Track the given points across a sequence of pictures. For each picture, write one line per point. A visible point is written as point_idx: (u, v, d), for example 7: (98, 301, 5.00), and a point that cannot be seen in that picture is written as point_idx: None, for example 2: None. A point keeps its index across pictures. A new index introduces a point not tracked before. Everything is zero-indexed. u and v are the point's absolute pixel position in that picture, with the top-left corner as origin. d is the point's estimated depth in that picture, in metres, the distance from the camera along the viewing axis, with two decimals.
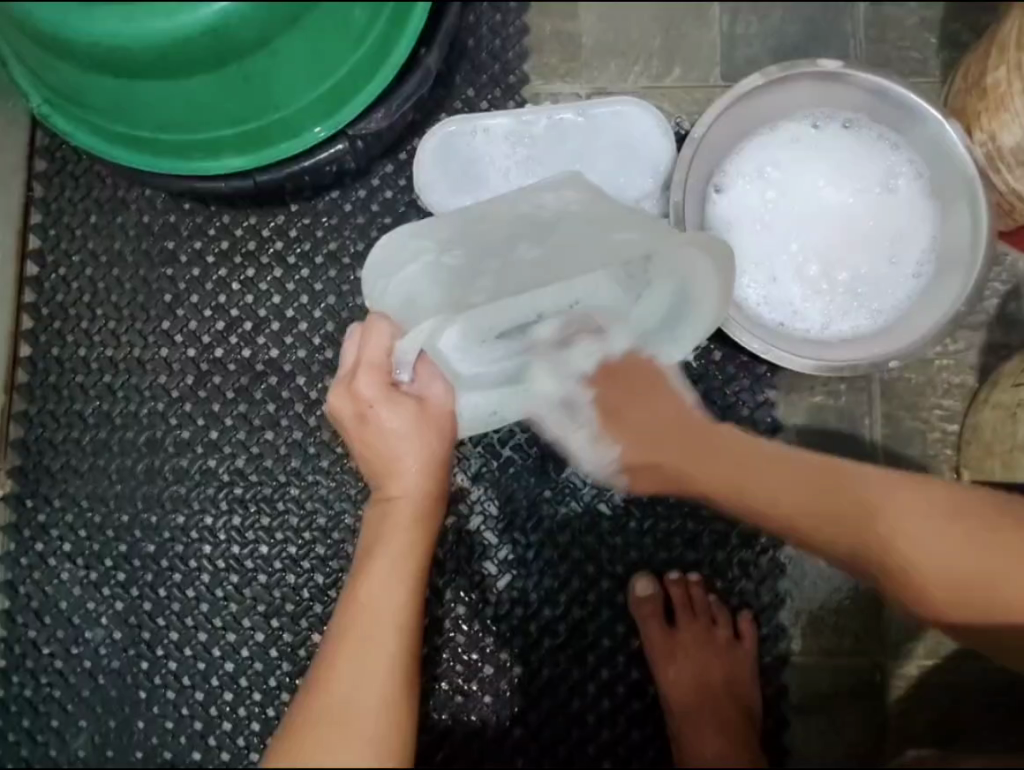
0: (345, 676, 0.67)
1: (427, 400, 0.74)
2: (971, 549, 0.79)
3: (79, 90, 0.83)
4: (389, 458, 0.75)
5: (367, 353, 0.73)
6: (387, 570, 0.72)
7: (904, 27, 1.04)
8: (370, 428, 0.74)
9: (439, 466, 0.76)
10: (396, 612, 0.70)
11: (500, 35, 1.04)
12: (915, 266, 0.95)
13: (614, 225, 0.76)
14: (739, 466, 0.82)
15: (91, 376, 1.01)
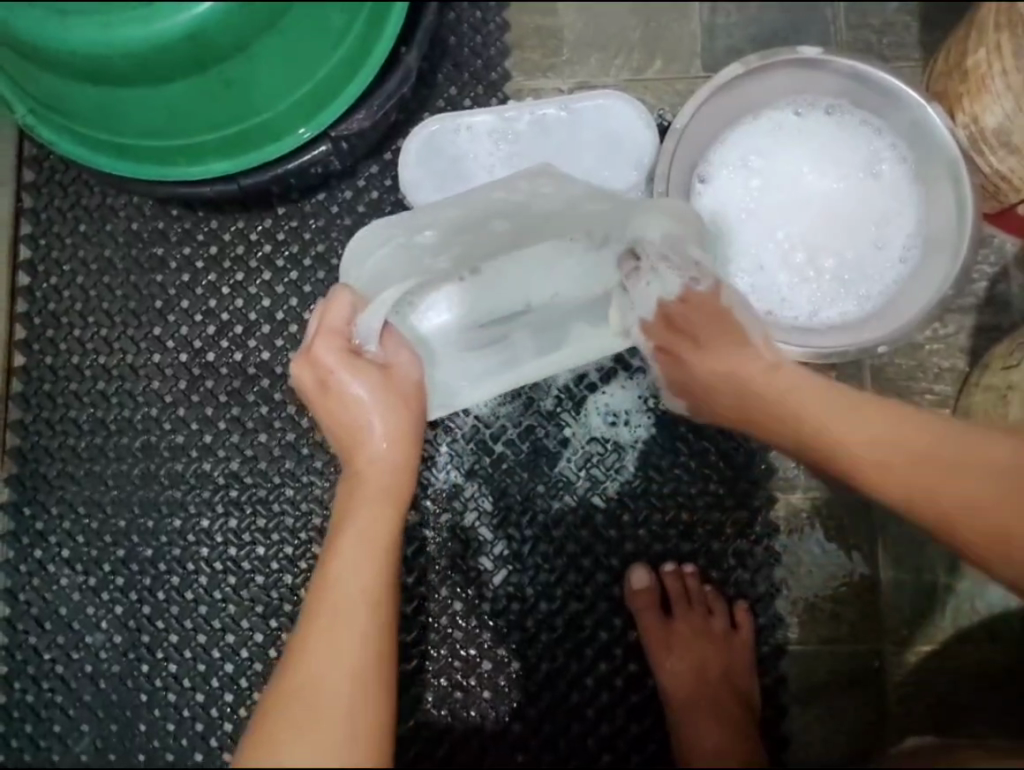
0: (316, 652, 0.65)
1: (390, 367, 0.79)
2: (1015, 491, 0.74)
3: (61, 98, 0.84)
4: (357, 427, 0.77)
5: (329, 323, 0.78)
6: (355, 546, 0.71)
7: (883, 12, 1.04)
8: (336, 398, 0.77)
9: (404, 433, 0.78)
10: (365, 585, 0.69)
11: (481, 33, 1.05)
12: (902, 250, 0.95)
13: (582, 201, 0.83)
14: (805, 404, 0.79)
15: (85, 383, 1.02)
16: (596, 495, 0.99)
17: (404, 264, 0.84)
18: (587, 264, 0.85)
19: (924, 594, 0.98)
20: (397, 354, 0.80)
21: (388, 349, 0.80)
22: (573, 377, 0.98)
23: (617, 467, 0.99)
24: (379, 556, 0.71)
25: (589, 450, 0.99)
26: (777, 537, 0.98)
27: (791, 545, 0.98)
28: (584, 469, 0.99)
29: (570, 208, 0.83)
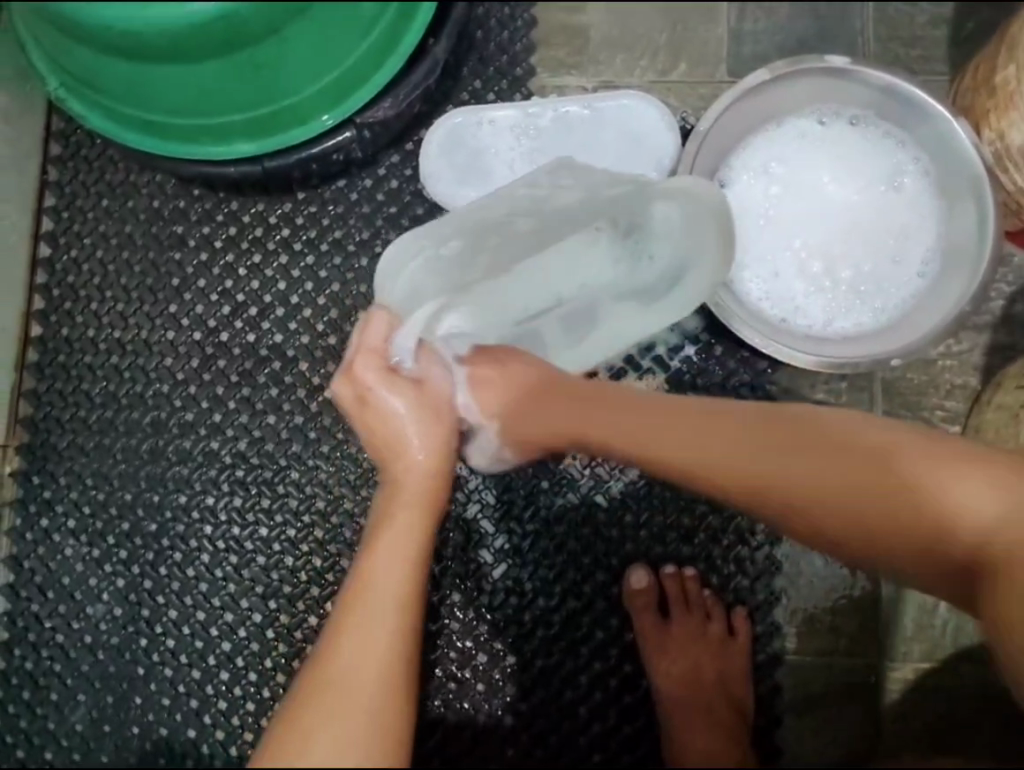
0: (344, 652, 0.66)
1: (427, 383, 0.78)
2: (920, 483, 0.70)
3: (91, 72, 0.85)
4: (395, 440, 0.77)
5: (367, 341, 0.78)
6: (387, 553, 0.72)
7: (913, 24, 1.03)
8: (375, 413, 0.78)
9: (442, 446, 0.78)
10: (397, 587, 0.70)
11: (508, 27, 1.05)
12: (920, 264, 0.95)
13: (604, 189, 0.85)
14: (708, 429, 0.71)
15: (99, 357, 1.03)
16: (599, 494, 0.99)
17: (435, 275, 0.82)
18: (617, 251, 0.82)
19: (925, 612, 0.97)
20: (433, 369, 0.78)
21: (424, 364, 0.78)
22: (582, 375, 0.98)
23: (622, 467, 0.99)
24: (411, 566, 0.72)
25: None
26: (779, 545, 0.98)
27: (793, 554, 0.98)
28: (588, 467, 0.99)
29: (589, 200, 0.84)
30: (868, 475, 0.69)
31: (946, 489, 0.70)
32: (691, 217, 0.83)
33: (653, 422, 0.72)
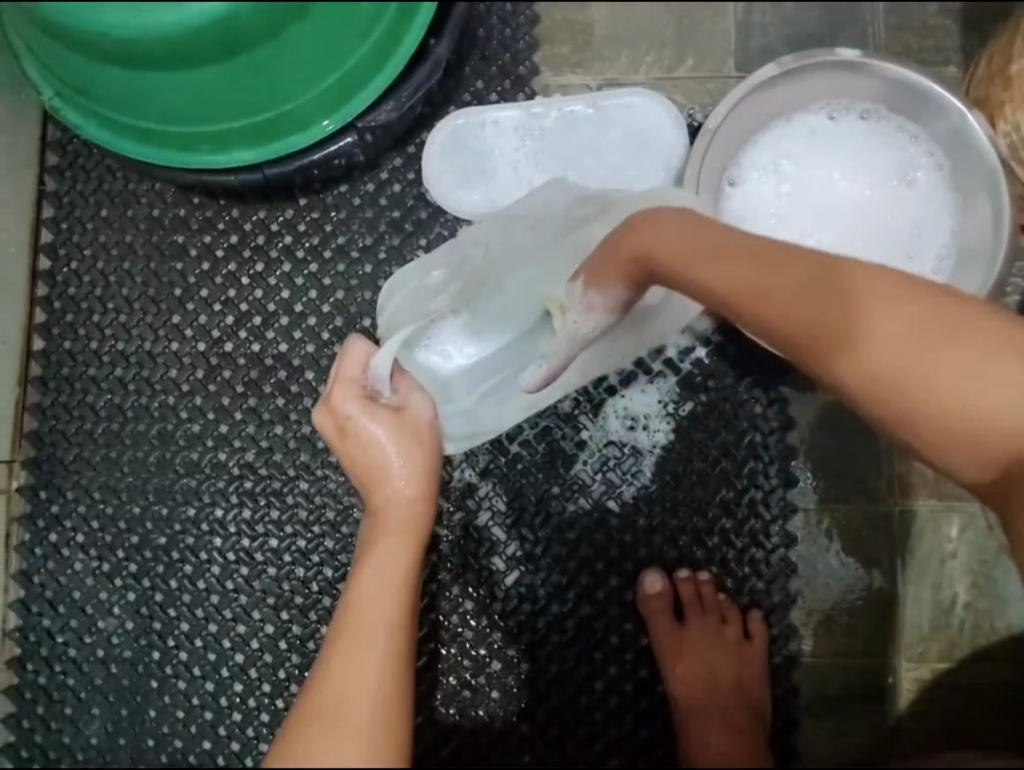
0: (342, 669, 0.67)
1: (404, 410, 0.81)
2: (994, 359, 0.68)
3: (86, 81, 0.83)
4: (378, 466, 0.79)
5: (347, 371, 0.81)
6: (376, 575, 0.73)
7: (924, 13, 1.01)
8: (355, 439, 0.80)
9: (423, 471, 0.79)
10: (385, 609, 0.71)
11: (510, 25, 1.03)
12: (934, 260, 0.93)
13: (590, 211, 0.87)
14: (807, 278, 0.66)
15: (103, 369, 1.02)
16: (611, 499, 0.98)
17: (419, 302, 0.91)
18: None
19: (942, 612, 0.96)
20: (410, 399, 0.82)
21: (403, 393, 0.82)
22: (592, 380, 0.98)
23: (634, 472, 0.98)
24: (400, 586, 0.73)
25: (606, 453, 0.98)
26: (793, 547, 0.97)
27: (807, 556, 0.97)
28: (600, 471, 0.98)
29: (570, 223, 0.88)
30: (934, 362, 0.68)
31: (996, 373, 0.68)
32: None
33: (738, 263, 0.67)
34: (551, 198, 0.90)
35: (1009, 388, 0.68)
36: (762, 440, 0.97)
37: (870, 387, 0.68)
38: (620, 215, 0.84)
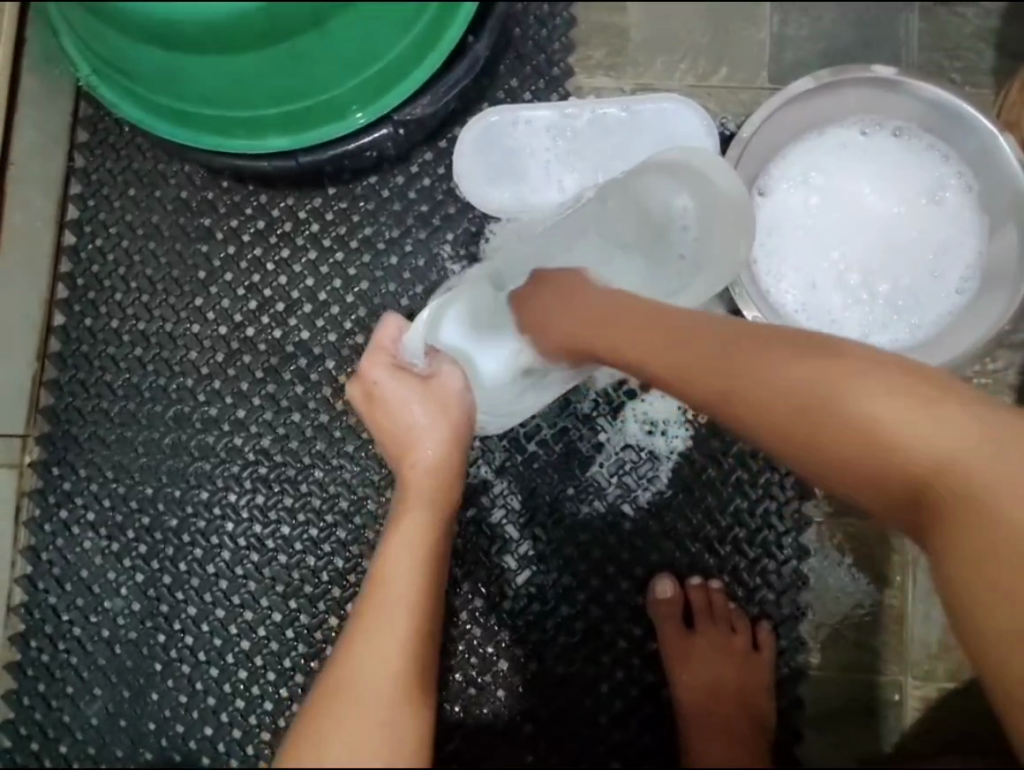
0: (368, 640, 0.66)
1: (435, 377, 0.84)
2: (938, 416, 0.65)
3: (123, 61, 0.83)
4: (408, 434, 0.82)
5: (383, 344, 0.86)
6: (402, 547, 0.73)
7: (959, 34, 1.02)
8: (383, 406, 0.84)
9: (450, 446, 0.81)
10: (411, 586, 0.70)
11: (547, 25, 1.03)
12: (959, 280, 0.93)
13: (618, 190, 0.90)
14: (700, 338, 0.69)
15: (122, 348, 1.02)
16: (626, 503, 0.98)
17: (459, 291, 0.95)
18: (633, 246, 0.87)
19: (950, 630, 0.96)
20: (442, 368, 0.84)
21: (434, 363, 0.85)
22: (612, 382, 0.98)
23: (650, 477, 0.98)
24: (422, 558, 0.72)
25: (623, 457, 0.98)
26: (805, 559, 0.97)
27: (818, 569, 0.97)
28: (616, 475, 0.98)
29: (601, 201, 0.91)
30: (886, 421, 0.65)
31: (942, 422, 0.65)
32: (695, 199, 0.86)
33: (647, 330, 0.72)
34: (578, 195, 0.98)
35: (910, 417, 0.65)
36: None
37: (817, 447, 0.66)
38: (641, 185, 0.89)
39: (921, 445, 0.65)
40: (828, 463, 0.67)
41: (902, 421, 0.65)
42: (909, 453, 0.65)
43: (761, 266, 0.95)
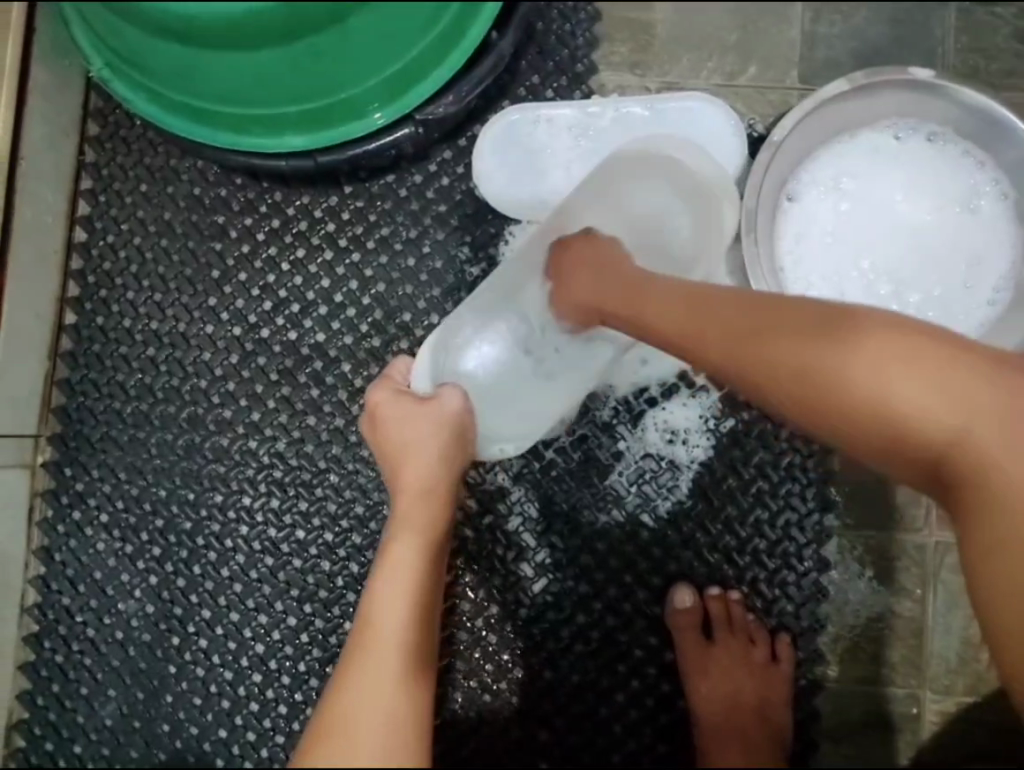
0: (357, 684, 0.67)
1: (436, 396, 0.85)
2: (952, 379, 0.66)
3: (138, 54, 0.80)
4: (403, 451, 0.82)
5: (391, 376, 0.89)
6: (391, 579, 0.73)
7: (997, 35, 0.98)
8: (383, 427, 0.85)
9: (445, 465, 0.82)
10: (402, 614, 0.71)
11: (570, 20, 1.00)
12: (992, 291, 0.91)
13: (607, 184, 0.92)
14: (715, 307, 0.73)
15: (135, 348, 1.00)
16: (645, 512, 0.97)
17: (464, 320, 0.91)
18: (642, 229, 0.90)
19: (971, 646, 0.95)
20: (444, 390, 0.85)
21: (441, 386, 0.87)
22: (633, 390, 0.96)
23: (670, 486, 0.97)
24: (413, 582, 0.73)
25: (642, 466, 0.97)
26: (826, 571, 0.96)
27: (838, 582, 0.96)
28: (635, 484, 0.97)
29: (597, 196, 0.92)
30: (897, 383, 0.66)
31: (954, 386, 0.66)
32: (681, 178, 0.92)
33: (667, 300, 0.76)
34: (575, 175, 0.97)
35: (929, 393, 0.66)
36: (802, 462, 0.96)
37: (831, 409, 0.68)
38: (626, 173, 0.92)
39: (936, 411, 0.66)
40: (846, 426, 0.68)
41: (915, 386, 0.66)
42: (924, 418, 0.66)
43: (788, 273, 0.93)
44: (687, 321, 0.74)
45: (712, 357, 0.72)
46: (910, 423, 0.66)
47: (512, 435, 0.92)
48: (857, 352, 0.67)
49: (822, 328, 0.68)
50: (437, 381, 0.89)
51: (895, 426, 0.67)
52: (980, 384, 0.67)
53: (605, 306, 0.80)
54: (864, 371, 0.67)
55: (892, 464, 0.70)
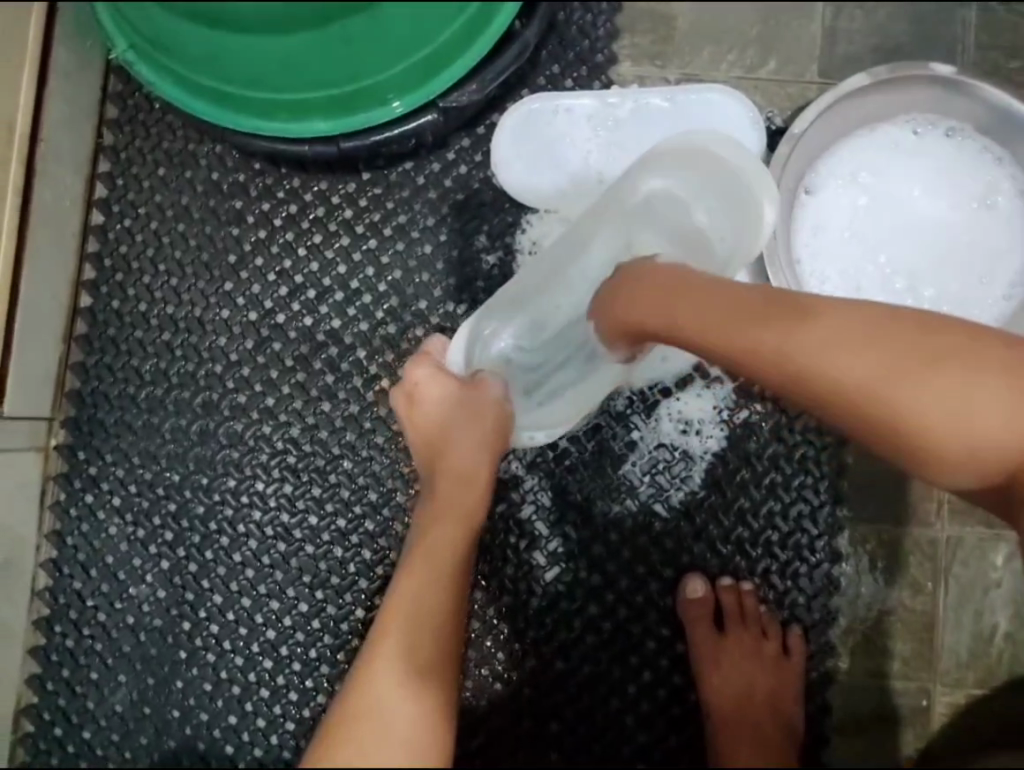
0: (381, 674, 0.69)
1: (478, 383, 0.87)
2: (993, 388, 0.68)
3: (164, 38, 0.80)
4: (439, 434, 0.85)
5: (428, 353, 0.91)
6: (419, 567, 0.74)
7: (1017, 32, 0.99)
8: (423, 407, 0.87)
9: (485, 450, 0.83)
10: (429, 606, 0.72)
11: (591, 11, 1.00)
12: (1007, 287, 0.91)
13: (657, 183, 0.90)
14: (761, 316, 0.71)
15: (150, 332, 1.00)
16: (658, 503, 0.97)
17: (504, 308, 0.94)
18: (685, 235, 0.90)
19: (981, 640, 0.96)
20: (482, 376, 0.89)
21: (478, 376, 0.89)
22: (648, 380, 0.97)
23: (683, 477, 0.97)
24: (444, 574, 0.75)
25: (656, 457, 0.97)
26: (838, 564, 0.96)
27: (850, 574, 0.96)
28: (649, 474, 0.97)
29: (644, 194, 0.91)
30: (939, 390, 0.67)
31: (995, 394, 0.67)
32: (728, 187, 0.89)
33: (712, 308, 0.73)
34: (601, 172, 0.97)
35: (1000, 415, 0.67)
36: (815, 455, 0.97)
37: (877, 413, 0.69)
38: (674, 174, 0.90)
39: (979, 420, 0.67)
40: (892, 433, 0.69)
41: (957, 393, 0.67)
42: (967, 427, 0.67)
43: (805, 266, 0.93)
44: (753, 336, 0.71)
45: (759, 366, 0.72)
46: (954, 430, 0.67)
47: (544, 423, 0.93)
48: (901, 359, 0.68)
49: (871, 337, 0.69)
50: (471, 366, 0.92)
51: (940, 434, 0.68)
52: (1021, 389, 0.68)
53: (658, 326, 0.76)
54: (908, 378, 0.68)
55: (934, 471, 0.70)
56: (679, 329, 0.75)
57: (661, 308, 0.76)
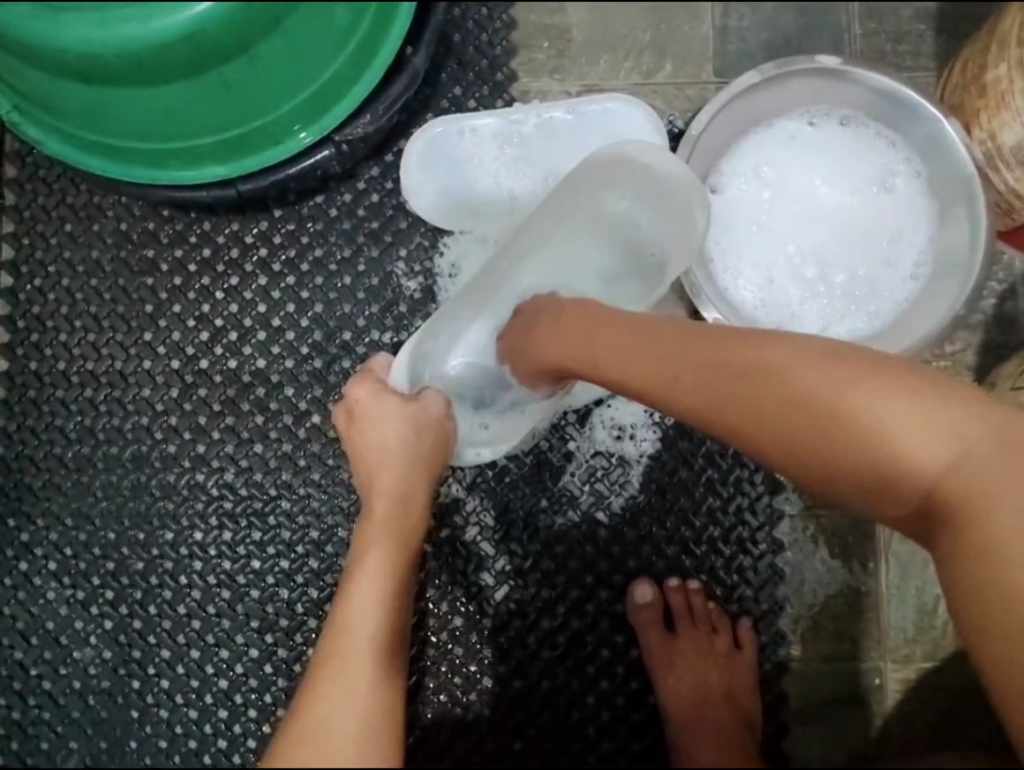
0: (330, 691, 0.62)
1: (420, 399, 0.85)
2: (927, 420, 0.65)
3: (49, 96, 0.80)
4: (379, 453, 0.82)
5: (372, 371, 0.88)
6: (366, 582, 0.70)
7: (898, 17, 1.01)
8: (364, 424, 0.84)
9: (424, 472, 0.82)
10: (380, 622, 0.67)
11: (487, 30, 1.01)
12: (913, 266, 0.94)
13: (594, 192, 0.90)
14: (690, 349, 0.69)
15: (71, 390, 0.98)
16: (600, 511, 0.98)
17: (450, 321, 0.90)
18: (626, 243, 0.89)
19: (926, 613, 0.98)
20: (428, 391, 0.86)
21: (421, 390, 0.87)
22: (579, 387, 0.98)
23: (622, 483, 0.98)
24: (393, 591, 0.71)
25: (593, 465, 0.98)
26: (781, 553, 0.97)
27: (794, 562, 0.97)
28: (588, 483, 0.98)
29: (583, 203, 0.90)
30: (871, 424, 0.65)
31: (928, 425, 0.65)
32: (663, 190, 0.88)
33: (641, 342, 0.71)
34: (513, 186, 0.97)
35: (933, 447, 0.65)
36: None
37: (807, 446, 0.66)
38: (609, 178, 0.89)
39: (911, 452, 0.65)
40: (823, 465, 0.67)
41: (888, 427, 0.65)
42: (897, 458, 0.65)
43: (718, 263, 0.95)
44: (681, 368, 0.68)
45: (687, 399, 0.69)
46: (886, 461, 0.65)
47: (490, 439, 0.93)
48: (834, 394, 0.65)
49: (805, 368, 0.66)
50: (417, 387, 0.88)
51: (872, 465, 0.65)
52: (955, 420, 0.65)
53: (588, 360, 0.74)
54: (840, 412, 0.65)
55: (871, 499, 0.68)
56: (591, 362, 0.73)
57: (587, 342, 0.74)
